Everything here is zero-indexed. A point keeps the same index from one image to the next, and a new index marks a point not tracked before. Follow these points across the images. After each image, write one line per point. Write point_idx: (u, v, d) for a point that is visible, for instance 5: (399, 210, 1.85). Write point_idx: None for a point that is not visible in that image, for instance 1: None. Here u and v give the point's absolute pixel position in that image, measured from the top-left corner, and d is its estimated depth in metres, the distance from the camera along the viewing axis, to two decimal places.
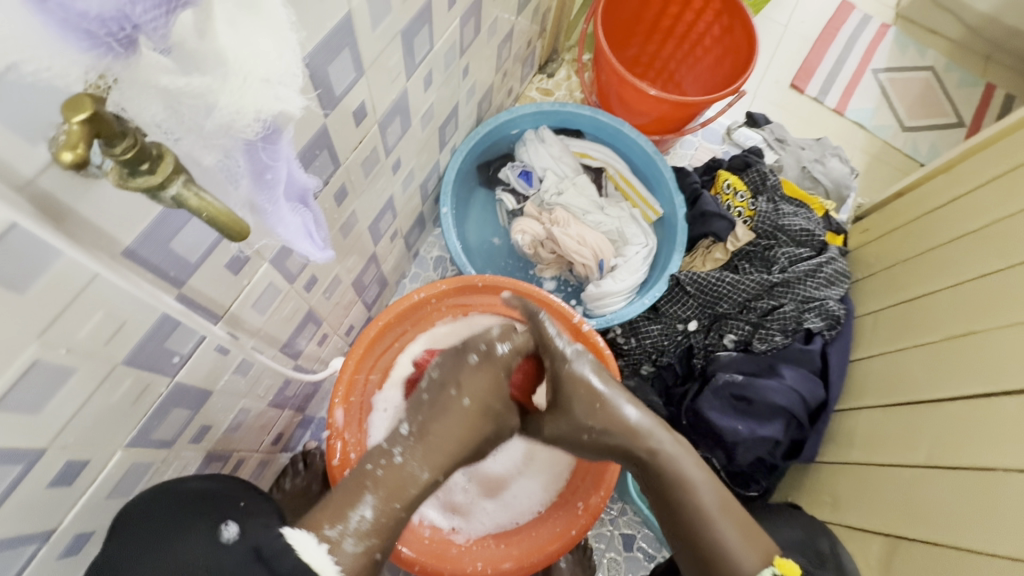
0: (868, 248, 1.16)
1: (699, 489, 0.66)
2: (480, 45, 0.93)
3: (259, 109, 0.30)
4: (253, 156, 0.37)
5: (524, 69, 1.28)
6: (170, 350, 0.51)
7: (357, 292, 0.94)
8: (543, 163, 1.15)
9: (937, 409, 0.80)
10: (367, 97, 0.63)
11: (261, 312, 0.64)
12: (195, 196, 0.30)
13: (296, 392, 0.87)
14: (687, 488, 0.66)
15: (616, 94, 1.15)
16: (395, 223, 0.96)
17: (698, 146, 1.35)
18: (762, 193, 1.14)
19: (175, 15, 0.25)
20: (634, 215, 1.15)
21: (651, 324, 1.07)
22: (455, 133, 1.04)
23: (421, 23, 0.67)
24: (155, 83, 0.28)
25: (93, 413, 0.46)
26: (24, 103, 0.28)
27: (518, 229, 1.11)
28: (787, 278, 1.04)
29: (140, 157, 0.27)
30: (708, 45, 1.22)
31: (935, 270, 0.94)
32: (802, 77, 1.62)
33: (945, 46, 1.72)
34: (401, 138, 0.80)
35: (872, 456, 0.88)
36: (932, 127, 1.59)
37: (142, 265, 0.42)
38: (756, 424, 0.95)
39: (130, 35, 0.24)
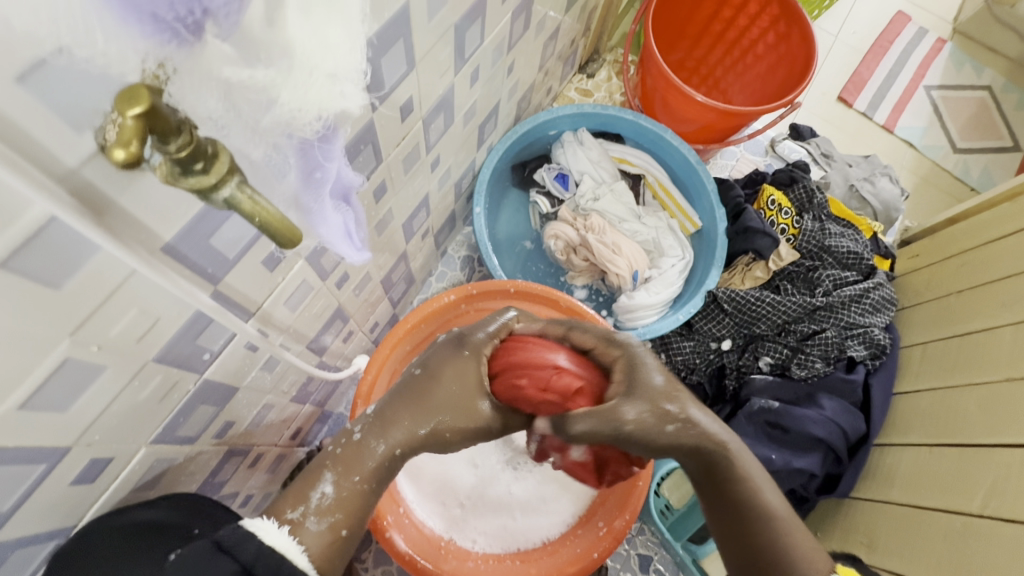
0: (916, 275, 1.10)
1: (760, 485, 0.56)
2: (527, 42, 0.89)
3: (321, 108, 0.28)
4: (306, 154, 0.35)
5: (565, 67, 1.24)
6: (201, 347, 0.49)
7: (385, 289, 0.92)
8: (581, 167, 1.12)
9: (991, 456, 0.76)
10: (415, 91, 0.60)
11: (292, 309, 0.62)
12: (248, 198, 0.28)
13: (318, 388, 0.85)
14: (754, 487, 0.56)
15: (660, 99, 1.11)
16: (428, 220, 0.94)
17: (739, 157, 1.31)
18: (808, 211, 1.10)
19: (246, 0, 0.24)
20: (671, 226, 1.11)
21: (684, 340, 1.04)
22: (493, 131, 1.00)
23: (474, 17, 0.64)
24: (216, 73, 0.25)
25: (120, 410, 0.44)
26: (73, 80, 0.25)
27: (551, 233, 1.08)
28: (831, 302, 0.99)
29: (195, 155, 0.25)
30: (760, 52, 1.17)
31: (995, 304, 0.89)
32: (850, 90, 1.56)
33: (1004, 66, 1.64)
34: (442, 135, 0.77)
35: (919, 500, 0.84)
36: (985, 149, 1.52)
37: (180, 261, 0.40)
38: (792, 455, 0.91)
39: (199, 21, 0.22)
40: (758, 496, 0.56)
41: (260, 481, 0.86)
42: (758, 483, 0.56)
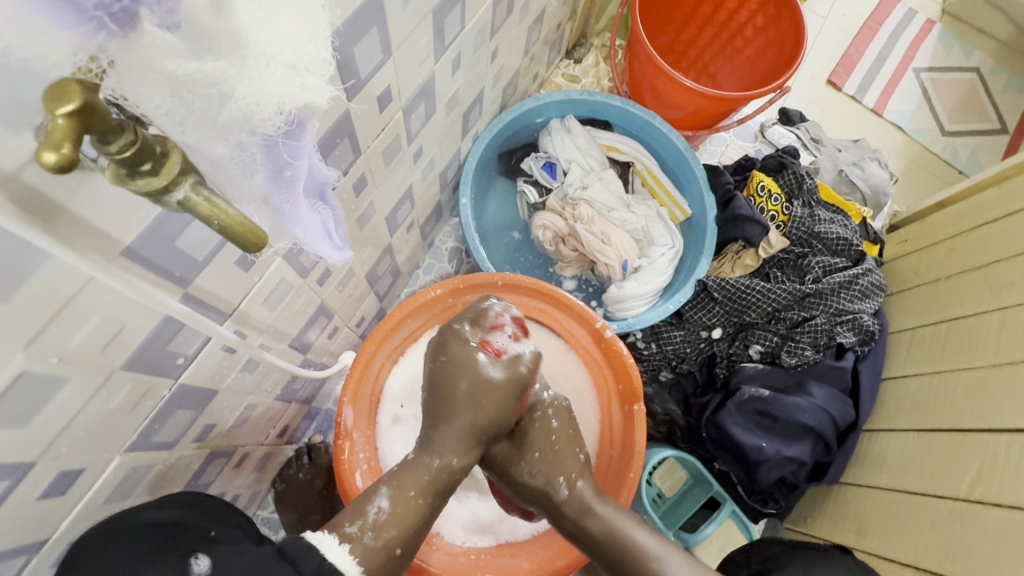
0: (905, 260, 1.11)
1: (627, 527, 0.63)
2: (511, 27, 0.87)
3: (282, 102, 0.25)
4: (272, 152, 0.32)
5: (552, 52, 1.21)
6: (174, 352, 0.47)
7: (370, 284, 0.90)
8: (569, 155, 1.09)
9: (977, 443, 0.77)
10: (393, 81, 0.58)
11: (271, 308, 0.60)
12: (205, 201, 0.26)
13: (304, 386, 0.83)
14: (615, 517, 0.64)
15: (649, 85, 1.08)
16: (413, 213, 0.92)
17: (729, 142, 1.29)
18: (797, 197, 1.09)
19: None
20: (661, 214, 1.10)
21: (674, 329, 1.03)
22: (478, 119, 0.98)
23: (454, 1, 0.62)
24: (160, 67, 0.23)
25: (89, 419, 0.42)
26: (0, 77, 0.23)
27: (540, 224, 1.07)
28: (821, 290, 0.99)
29: (140, 156, 0.23)
30: (749, 35, 1.15)
31: (983, 290, 0.89)
32: (840, 73, 1.54)
33: (992, 47, 1.63)
34: (424, 126, 0.75)
35: (906, 484, 0.85)
36: (973, 132, 1.52)
37: (144, 265, 0.38)
38: (782, 443, 0.92)
39: (129, 10, 0.20)
40: (628, 537, 0.62)
41: (247, 480, 0.84)
42: (622, 526, 0.63)
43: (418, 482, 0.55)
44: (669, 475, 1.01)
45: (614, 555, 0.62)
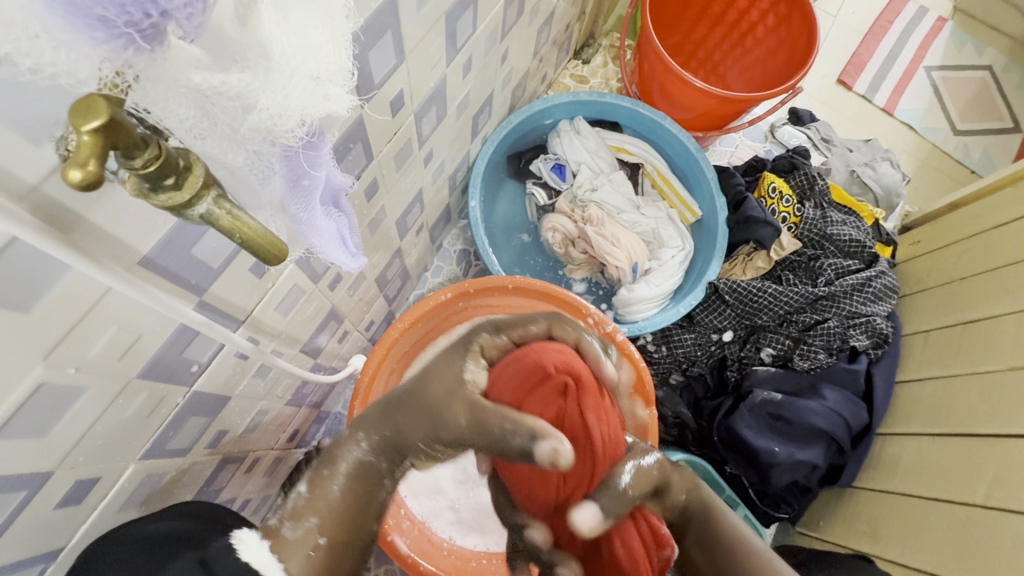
0: (918, 262, 1.09)
1: (731, 514, 0.59)
2: (521, 28, 0.86)
3: (305, 113, 0.25)
4: (290, 161, 0.32)
5: (560, 53, 1.21)
6: (189, 359, 0.47)
7: (380, 287, 0.90)
8: (578, 157, 1.09)
9: (995, 448, 0.76)
10: (405, 85, 0.58)
11: (284, 314, 0.60)
12: (227, 214, 0.25)
13: (314, 390, 0.83)
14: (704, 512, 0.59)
15: (659, 86, 1.08)
16: (422, 216, 0.91)
17: (738, 143, 1.28)
18: (809, 198, 1.08)
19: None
20: (671, 216, 1.09)
21: (684, 332, 1.02)
22: (488, 121, 0.97)
23: (466, 4, 0.61)
24: (186, 80, 0.22)
25: (105, 428, 0.42)
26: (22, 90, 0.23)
27: (549, 226, 1.06)
28: (833, 292, 0.98)
29: (165, 170, 0.23)
30: (759, 35, 1.14)
31: (1000, 292, 0.88)
32: (850, 72, 1.53)
33: (1005, 45, 1.61)
34: (434, 129, 0.75)
35: (920, 489, 0.84)
36: (986, 131, 1.50)
37: (160, 274, 0.37)
38: (795, 447, 0.91)
39: (157, 24, 0.19)
40: (734, 525, 0.58)
41: (257, 484, 0.84)
42: (726, 512, 0.59)
43: None
44: None
45: (710, 534, 0.58)
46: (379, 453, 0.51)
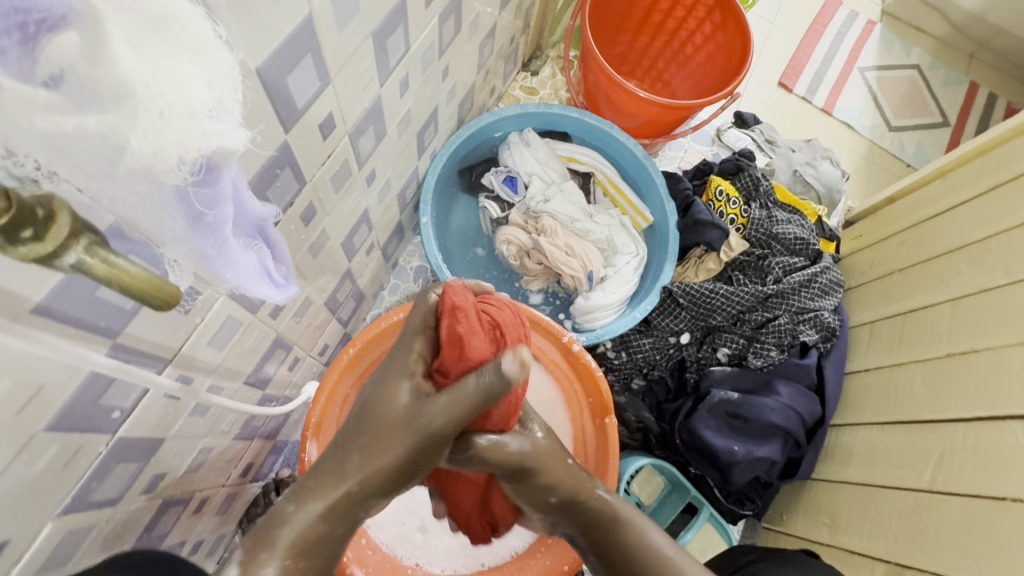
0: (861, 255, 1.14)
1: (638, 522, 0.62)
2: (461, 43, 0.86)
3: (181, 149, 0.24)
4: (186, 201, 0.30)
5: (507, 66, 1.22)
6: (107, 406, 0.44)
7: (331, 311, 0.88)
8: (528, 168, 1.09)
9: (938, 431, 0.79)
10: (335, 107, 0.57)
11: (219, 348, 0.57)
12: (102, 262, 0.25)
13: (265, 422, 0.80)
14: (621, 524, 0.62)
15: (604, 95, 1.09)
16: (371, 236, 0.90)
17: (687, 147, 1.32)
18: (755, 199, 1.11)
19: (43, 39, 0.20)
20: (623, 222, 1.10)
21: (643, 337, 1.03)
22: (435, 137, 0.97)
23: (395, 22, 0.61)
24: (29, 125, 0.21)
25: (10, 488, 0.39)
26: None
27: (503, 238, 1.05)
28: (782, 289, 1.01)
29: (18, 221, 0.21)
30: (698, 43, 1.18)
31: (934, 281, 0.92)
32: (790, 75, 1.59)
33: (930, 45, 1.70)
34: (375, 148, 0.74)
35: (871, 475, 0.87)
36: (918, 126, 1.58)
37: (60, 321, 0.35)
38: (753, 444, 0.92)
39: None
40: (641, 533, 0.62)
41: (209, 525, 0.80)
42: (640, 523, 0.62)
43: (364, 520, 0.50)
44: (647, 482, 1.01)
45: (618, 545, 0.61)
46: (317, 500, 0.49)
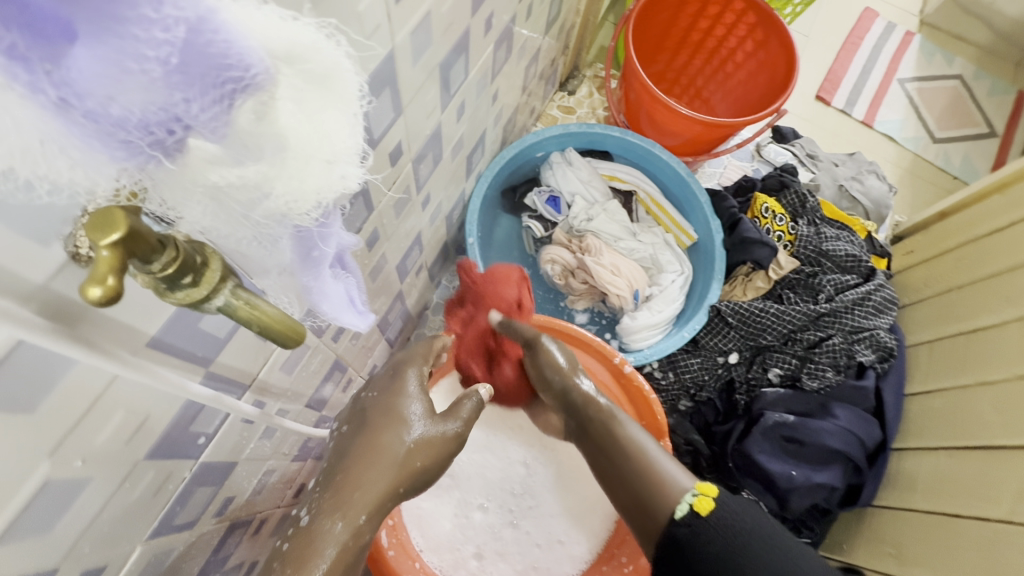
0: (913, 272, 1.11)
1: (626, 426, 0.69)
2: (510, 68, 0.88)
3: (319, 194, 0.25)
4: (302, 241, 0.31)
5: (546, 86, 1.23)
6: (195, 432, 0.45)
7: (381, 331, 0.89)
8: (572, 188, 1.09)
9: (1010, 458, 0.75)
10: (403, 136, 0.58)
11: (288, 372, 0.58)
12: (244, 303, 0.26)
13: (319, 443, 0.81)
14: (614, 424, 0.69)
15: (645, 114, 1.10)
16: (421, 257, 0.91)
17: (726, 164, 1.31)
18: (802, 216, 1.09)
19: (234, 102, 0.21)
20: (667, 241, 1.09)
21: (691, 357, 1.02)
22: (481, 158, 0.98)
23: (459, 52, 0.62)
24: (203, 179, 0.22)
25: (113, 515, 0.40)
26: (32, 212, 0.23)
27: (548, 258, 1.06)
28: (835, 308, 0.98)
29: (182, 270, 0.24)
30: (739, 60, 1.18)
31: (998, 300, 0.89)
32: (828, 88, 1.57)
33: (972, 53, 1.67)
34: (431, 174, 0.75)
35: (939, 504, 0.83)
36: (964, 137, 1.54)
37: (167, 353, 0.36)
38: (811, 470, 0.90)
39: (180, 137, 0.20)
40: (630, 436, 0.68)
41: (265, 546, 0.81)
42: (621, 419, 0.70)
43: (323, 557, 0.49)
44: None
45: (609, 442, 0.69)
46: (318, 528, 0.50)
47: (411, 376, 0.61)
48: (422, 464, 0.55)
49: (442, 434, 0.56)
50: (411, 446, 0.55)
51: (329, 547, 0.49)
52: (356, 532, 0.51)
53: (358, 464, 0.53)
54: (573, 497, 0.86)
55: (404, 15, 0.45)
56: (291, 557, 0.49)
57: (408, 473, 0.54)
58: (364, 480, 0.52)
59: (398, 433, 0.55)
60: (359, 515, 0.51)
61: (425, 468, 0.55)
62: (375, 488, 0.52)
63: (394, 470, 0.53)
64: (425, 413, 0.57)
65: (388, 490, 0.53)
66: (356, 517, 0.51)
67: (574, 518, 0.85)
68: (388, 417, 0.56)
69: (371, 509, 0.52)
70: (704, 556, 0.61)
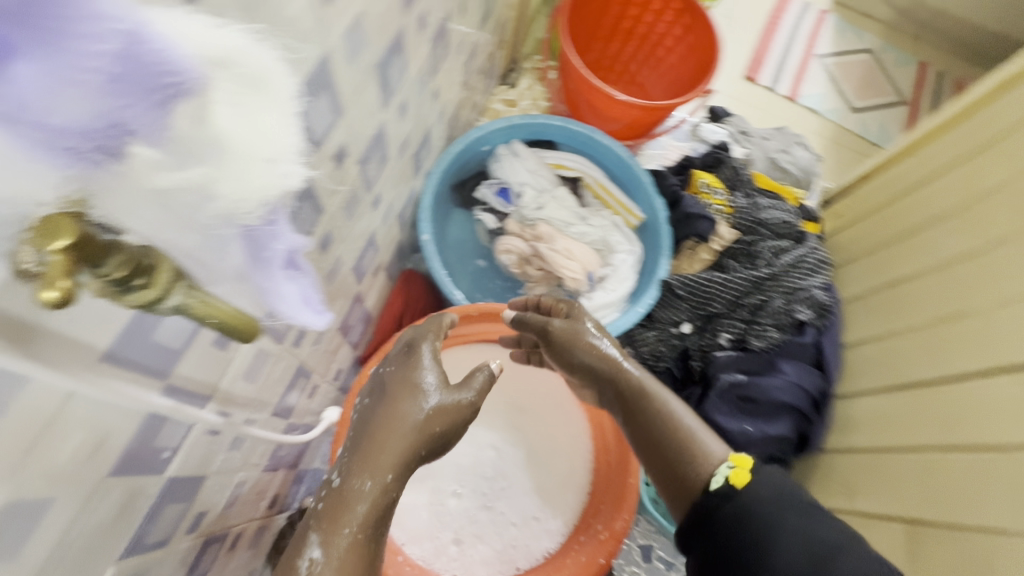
0: (844, 234, 1.20)
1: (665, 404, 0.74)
2: (449, 65, 0.89)
3: (262, 193, 0.26)
4: (250, 241, 0.31)
5: (488, 80, 1.25)
6: (159, 447, 0.45)
7: (343, 335, 0.89)
8: (520, 178, 1.12)
9: (935, 392, 0.84)
10: (346, 138, 0.59)
11: (251, 380, 0.58)
12: (196, 300, 0.31)
13: (290, 451, 0.81)
14: (649, 398, 0.74)
15: (585, 102, 1.13)
16: (377, 257, 0.92)
17: (666, 146, 1.38)
18: (738, 188, 1.16)
19: (172, 105, 0.22)
20: (616, 223, 1.14)
21: (646, 331, 1.08)
22: (428, 156, 1.00)
23: (396, 52, 0.63)
24: (147, 186, 0.23)
25: (82, 536, 0.40)
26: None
27: (503, 248, 1.08)
28: (774, 273, 1.06)
29: (133, 273, 0.26)
30: (669, 45, 1.23)
31: (916, 253, 0.98)
32: (754, 68, 1.66)
33: (880, 28, 1.80)
34: (380, 173, 0.76)
35: (877, 440, 0.91)
36: (878, 106, 1.67)
37: (124, 366, 0.37)
38: (764, 423, 0.96)
39: (121, 143, 0.21)
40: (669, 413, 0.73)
41: (243, 560, 0.80)
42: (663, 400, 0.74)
43: (352, 514, 0.52)
44: None
45: (648, 418, 0.73)
46: (354, 487, 0.53)
47: (423, 352, 0.64)
48: (434, 432, 0.58)
49: (456, 403, 0.60)
50: (423, 415, 0.57)
51: (361, 503, 0.53)
52: (382, 492, 0.54)
53: (382, 433, 0.56)
54: None
55: (337, 18, 0.46)
56: (323, 514, 0.53)
57: (429, 438, 0.57)
58: (388, 443, 0.55)
59: (413, 401, 0.58)
60: (386, 476, 0.54)
61: (443, 432, 0.59)
62: (397, 449, 0.55)
63: (413, 435, 0.56)
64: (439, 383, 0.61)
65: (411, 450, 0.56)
66: (382, 477, 0.54)
67: (544, 495, 0.91)
68: (403, 388, 0.59)
69: (396, 469, 0.55)
70: (733, 527, 0.62)
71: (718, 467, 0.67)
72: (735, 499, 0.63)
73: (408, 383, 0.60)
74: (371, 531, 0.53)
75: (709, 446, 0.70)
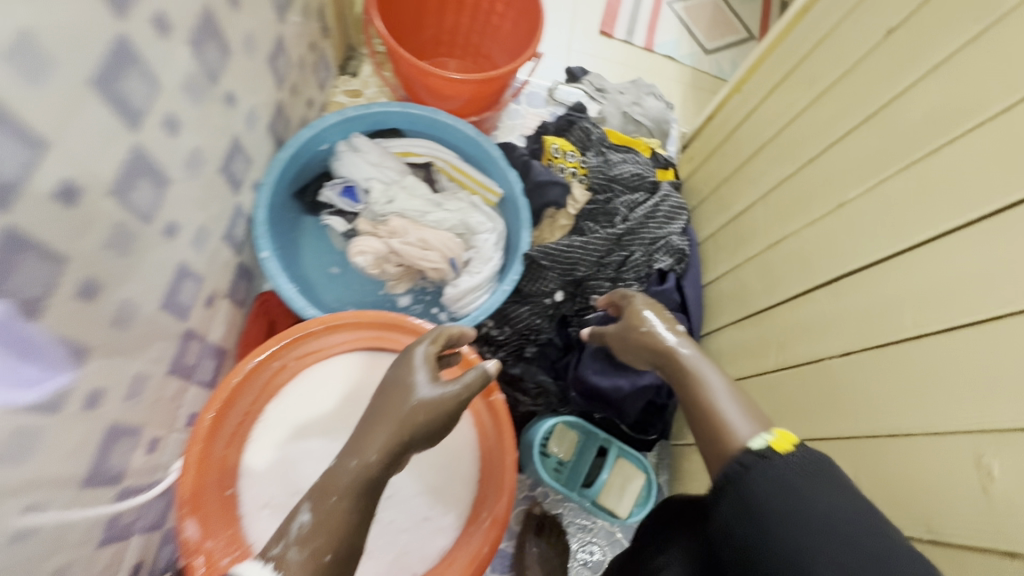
0: (696, 175, 1.23)
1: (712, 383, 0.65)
2: (239, 64, 0.81)
3: None
4: None
5: (319, 74, 1.17)
6: None
7: (183, 377, 0.82)
8: (364, 174, 1.06)
9: (772, 315, 0.88)
10: (71, 172, 0.51)
11: (16, 464, 0.51)
12: None
13: (138, 515, 0.74)
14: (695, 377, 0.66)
15: (417, 83, 1.08)
16: (207, 287, 0.84)
17: (524, 114, 1.35)
18: (590, 148, 1.16)
19: None
20: (474, 203, 1.11)
21: (520, 306, 1.06)
22: (249, 167, 0.92)
23: (123, 62, 0.56)
24: None
25: None
26: None
27: (356, 250, 1.01)
28: (631, 227, 1.07)
29: None
30: (500, 11, 1.19)
31: (747, 184, 1.02)
32: (607, 22, 1.66)
33: None
34: (163, 198, 0.68)
35: (735, 370, 0.96)
36: (729, 45, 1.72)
37: None
38: (637, 377, 0.98)
39: None
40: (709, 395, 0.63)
41: None
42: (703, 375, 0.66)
43: (338, 486, 0.56)
44: (562, 439, 1.05)
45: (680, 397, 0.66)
46: (346, 464, 0.58)
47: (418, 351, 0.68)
48: (433, 413, 0.61)
49: (444, 392, 0.62)
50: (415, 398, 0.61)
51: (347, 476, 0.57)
52: (363, 476, 0.57)
53: (378, 417, 0.61)
54: (432, 472, 0.88)
55: None
56: (317, 486, 0.58)
57: (419, 421, 0.61)
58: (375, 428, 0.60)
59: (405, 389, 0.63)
60: (370, 454, 0.58)
61: (428, 420, 0.61)
62: (385, 433, 0.59)
63: (402, 418, 0.60)
64: (429, 371, 0.65)
65: (397, 429, 0.60)
66: (368, 455, 0.58)
67: (436, 493, 0.87)
68: (401, 377, 0.65)
69: (383, 449, 0.58)
70: (762, 502, 0.51)
71: (757, 434, 0.57)
72: (768, 462, 0.53)
73: (402, 373, 0.65)
74: (356, 507, 0.56)
75: (742, 423, 0.58)
